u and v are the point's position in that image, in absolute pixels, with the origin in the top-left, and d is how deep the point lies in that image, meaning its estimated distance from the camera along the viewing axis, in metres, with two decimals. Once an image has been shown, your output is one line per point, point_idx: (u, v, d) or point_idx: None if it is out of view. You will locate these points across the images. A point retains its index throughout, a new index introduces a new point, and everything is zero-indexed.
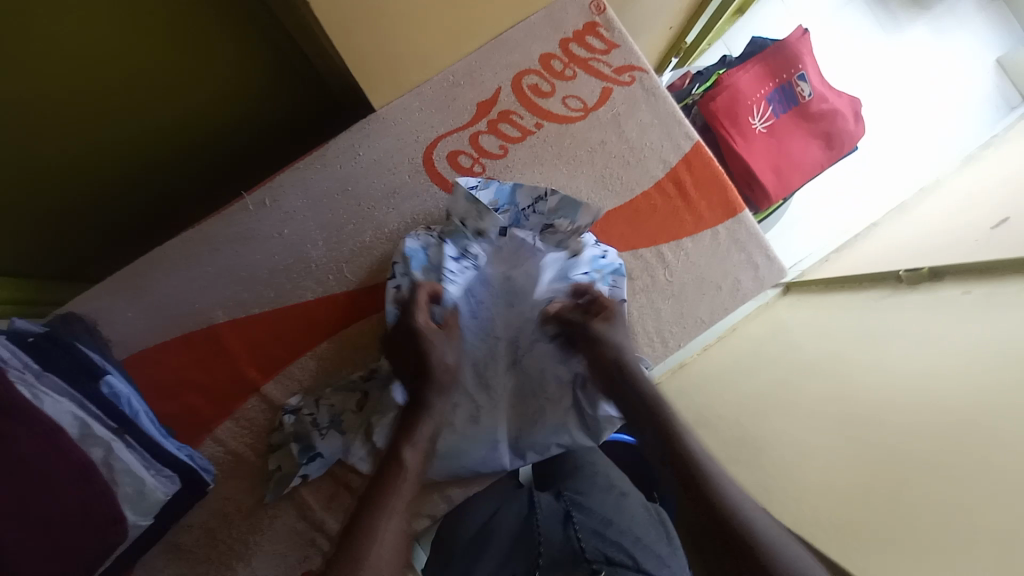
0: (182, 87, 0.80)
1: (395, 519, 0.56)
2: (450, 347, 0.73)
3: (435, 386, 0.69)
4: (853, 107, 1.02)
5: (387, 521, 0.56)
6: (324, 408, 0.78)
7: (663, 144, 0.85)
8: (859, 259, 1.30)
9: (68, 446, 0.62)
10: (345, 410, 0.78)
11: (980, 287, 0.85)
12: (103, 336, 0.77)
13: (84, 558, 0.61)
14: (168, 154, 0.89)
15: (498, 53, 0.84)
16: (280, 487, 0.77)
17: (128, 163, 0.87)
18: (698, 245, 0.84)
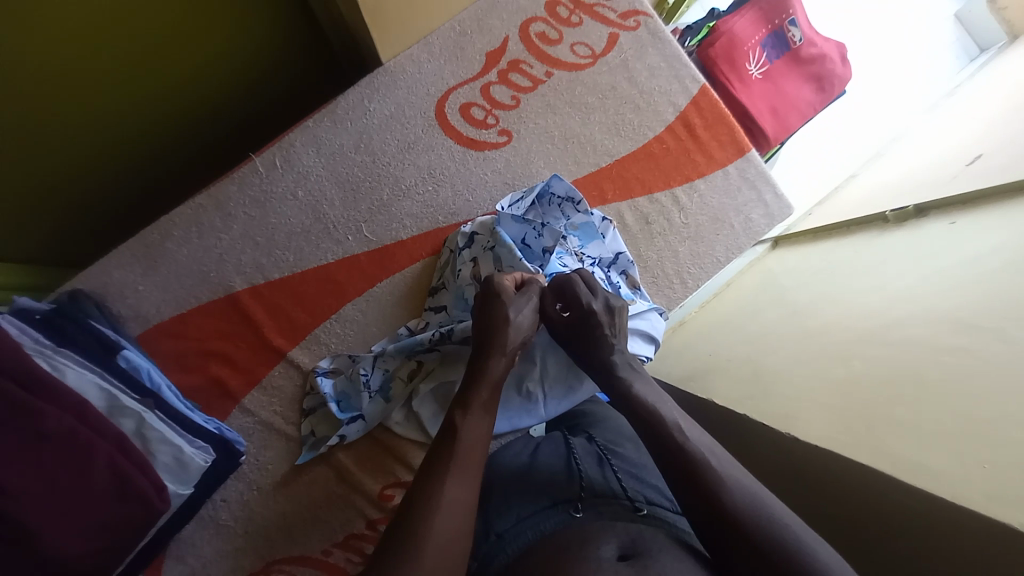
0: (181, 43, 0.84)
1: (455, 485, 0.54)
2: (523, 306, 0.67)
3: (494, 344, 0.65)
4: (840, 49, 1.06)
5: (447, 489, 0.53)
6: (378, 371, 0.76)
7: (671, 87, 0.88)
8: (844, 206, 1.35)
9: (96, 420, 0.59)
10: (396, 376, 0.76)
11: (965, 215, 0.90)
12: (114, 313, 0.76)
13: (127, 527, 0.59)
14: (159, 97, 0.89)
15: (505, 2, 0.86)
16: (315, 451, 0.76)
17: (114, 119, 0.87)
18: (709, 185, 0.87)
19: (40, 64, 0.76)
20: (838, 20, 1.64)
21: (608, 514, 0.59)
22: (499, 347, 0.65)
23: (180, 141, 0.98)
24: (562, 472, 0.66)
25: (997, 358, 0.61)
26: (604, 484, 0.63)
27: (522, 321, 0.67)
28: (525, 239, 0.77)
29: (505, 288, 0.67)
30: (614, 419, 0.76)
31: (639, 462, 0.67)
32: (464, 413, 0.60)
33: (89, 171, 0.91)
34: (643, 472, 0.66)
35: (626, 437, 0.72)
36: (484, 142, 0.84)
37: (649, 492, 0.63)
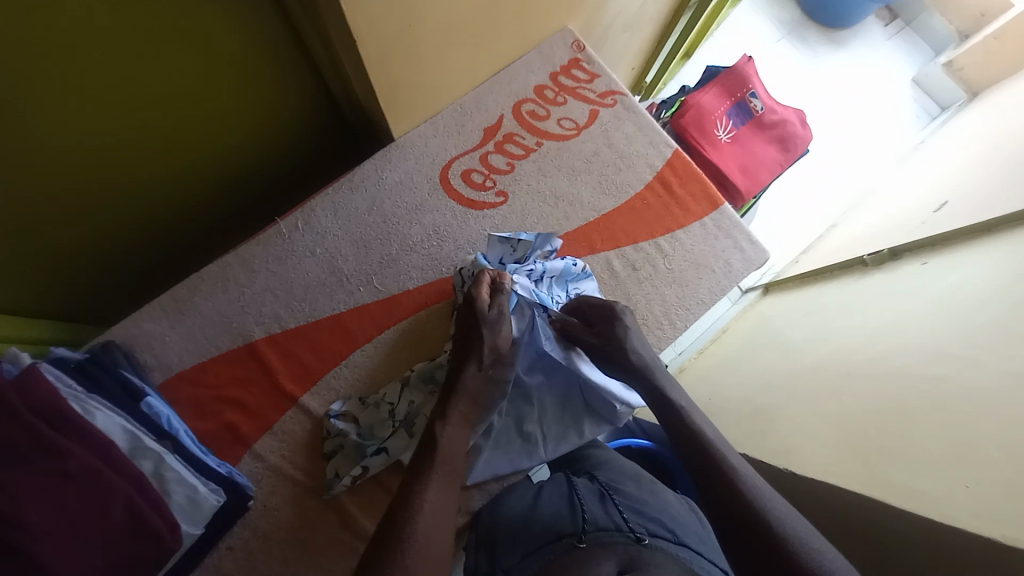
0: (215, 125, 0.89)
1: (434, 490, 0.58)
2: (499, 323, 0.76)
3: (472, 357, 0.74)
4: (799, 116, 1.19)
5: (428, 501, 0.57)
6: (403, 403, 0.80)
7: (648, 151, 1.00)
8: (827, 253, 1.43)
9: (120, 461, 0.64)
10: (420, 411, 0.79)
11: (934, 256, 0.97)
12: (140, 361, 0.81)
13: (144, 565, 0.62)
14: (184, 183, 0.95)
15: (500, 87, 1.00)
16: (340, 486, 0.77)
17: (148, 195, 0.92)
18: (689, 234, 0.96)
19: (86, 153, 0.78)
20: (805, 88, 1.81)
21: (610, 540, 0.60)
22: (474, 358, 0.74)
23: (202, 216, 1.04)
24: (565, 509, 0.66)
25: (971, 382, 0.65)
26: (606, 518, 0.63)
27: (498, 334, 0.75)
28: (502, 258, 0.86)
29: (480, 300, 0.77)
30: (614, 461, 0.78)
31: (641, 498, 0.68)
32: (443, 424, 0.66)
33: (122, 241, 0.96)
34: (645, 507, 0.66)
35: (626, 477, 0.73)
36: (483, 202, 0.94)
37: (651, 524, 0.63)
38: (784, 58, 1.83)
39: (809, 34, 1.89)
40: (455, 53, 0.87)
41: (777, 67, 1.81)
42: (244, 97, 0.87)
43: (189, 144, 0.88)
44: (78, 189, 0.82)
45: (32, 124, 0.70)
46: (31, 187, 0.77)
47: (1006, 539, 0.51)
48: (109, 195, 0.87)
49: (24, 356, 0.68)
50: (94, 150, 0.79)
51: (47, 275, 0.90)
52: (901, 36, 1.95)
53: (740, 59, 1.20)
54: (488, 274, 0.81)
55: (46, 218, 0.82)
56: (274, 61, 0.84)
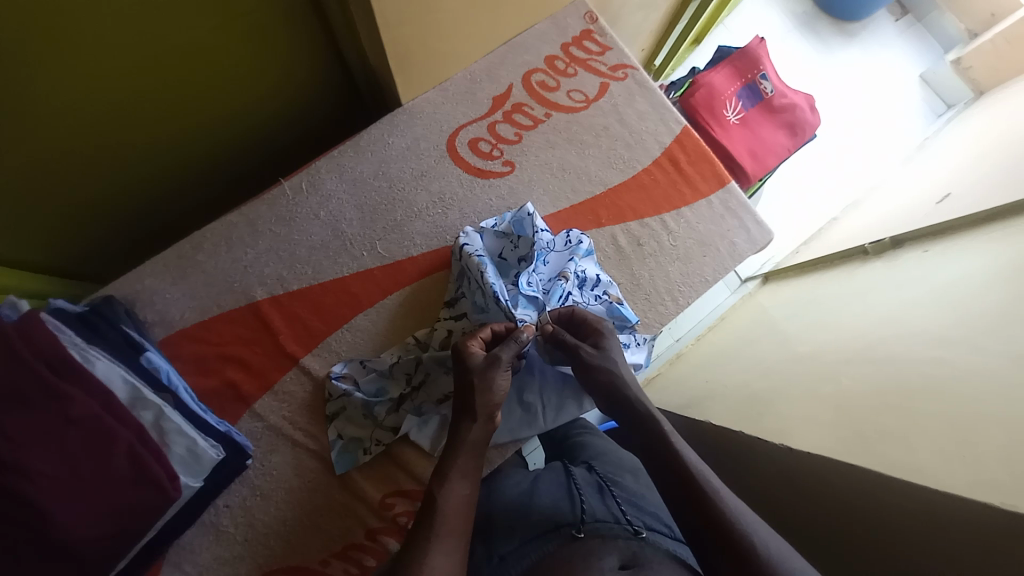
0: (224, 84, 0.86)
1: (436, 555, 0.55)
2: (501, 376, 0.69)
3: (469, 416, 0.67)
4: (809, 101, 1.19)
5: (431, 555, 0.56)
6: (420, 372, 0.79)
7: (657, 128, 0.99)
8: (828, 244, 1.43)
9: (121, 414, 0.62)
10: (434, 390, 0.79)
11: (936, 245, 0.98)
12: (141, 318, 0.80)
13: (139, 520, 0.61)
14: (186, 145, 0.92)
15: (511, 56, 0.99)
16: (347, 454, 0.78)
17: (152, 155, 0.89)
18: (695, 212, 0.95)
19: (89, 108, 0.76)
20: (813, 80, 1.80)
21: (609, 533, 0.62)
22: (472, 411, 0.67)
23: (203, 179, 1.01)
24: (564, 499, 0.68)
25: (977, 362, 0.64)
26: (605, 510, 0.66)
27: (494, 383, 0.68)
28: (501, 254, 0.85)
29: (475, 352, 0.70)
30: (613, 453, 0.80)
31: (638, 491, 0.71)
32: (441, 483, 0.63)
33: (122, 202, 0.94)
34: (641, 501, 0.69)
35: (624, 469, 0.76)
36: (490, 172, 0.93)
37: (648, 518, 0.66)
38: (794, 48, 1.82)
39: (819, 25, 1.87)
40: (468, 20, 0.85)
41: (787, 57, 1.80)
42: (256, 60, 0.85)
43: (196, 104, 0.86)
44: (80, 143, 0.80)
45: (33, 74, 0.68)
46: (34, 139, 0.75)
47: (1005, 506, 0.51)
48: (110, 152, 0.84)
49: (23, 304, 0.68)
50: (99, 102, 0.76)
51: (44, 232, 0.88)
52: (912, 31, 1.93)
53: (753, 40, 1.19)
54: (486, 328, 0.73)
55: (48, 171, 0.80)
56: (292, 21, 0.82)
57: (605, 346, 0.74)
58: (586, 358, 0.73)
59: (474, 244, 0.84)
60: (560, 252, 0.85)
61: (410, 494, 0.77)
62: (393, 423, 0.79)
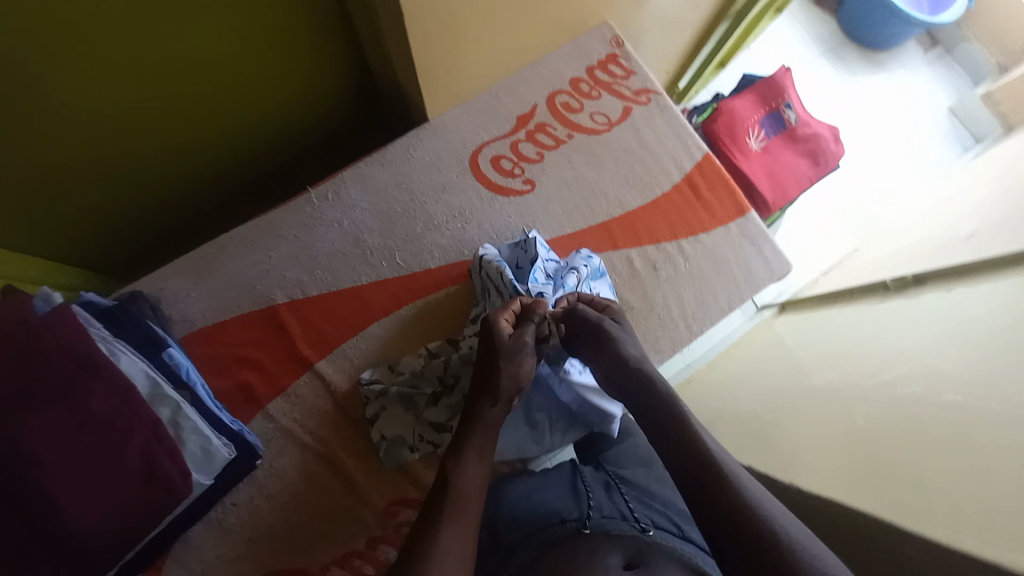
0: (255, 87, 0.88)
1: (450, 535, 0.55)
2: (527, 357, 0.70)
3: (491, 395, 0.67)
4: (833, 132, 1.18)
5: None
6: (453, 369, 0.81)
7: (678, 153, 0.99)
8: (847, 275, 1.41)
9: (139, 408, 0.63)
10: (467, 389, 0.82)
11: (960, 286, 0.95)
12: (165, 315, 0.82)
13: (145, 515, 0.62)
14: (217, 150, 0.95)
15: (536, 75, 0.99)
16: (388, 453, 0.79)
17: (183, 155, 0.92)
18: (713, 238, 0.95)
19: (126, 107, 0.79)
20: (839, 109, 1.79)
21: (616, 531, 0.62)
22: (494, 392, 0.67)
23: (232, 183, 1.04)
24: (570, 494, 0.68)
25: (995, 409, 0.62)
26: (612, 507, 0.66)
27: (517, 364, 0.69)
28: (516, 263, 0.85)
29: (502, 325, 0.70)
30: (625, 445, 0.79)
31: (647, 487, 0.70)
32: (456, 463, 0.62)
33: (152, 201, 0.96)
34: (651, 498, 0.69)
35: (633, 464, 0.75)
36: (510, 189, 0.94)
37: (658, 516, 0.65)
38: (820, 77, 1.81)
39: (845, 53, 1.85)
40: (493, 37, 0.86)
41: (814, 85, 1.79)
42: (286, 64, 0.87)
43: (228, 107, 0.88)
44: (116, 142, 0.83)
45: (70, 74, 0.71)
46: (73, 137, 0.78)
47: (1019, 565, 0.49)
48: (145, 152, 0.87)
49: (55, 295, 0.67)
50: (137, 100, 0.79)
51: (77, 227, 0.92)
52: (944, 63, 1.90)
53: (779, 70, 1.19)
54: (514, 300, 0.74)
55: (82, 169, 0.83)
56: (322, 21, 0.84)
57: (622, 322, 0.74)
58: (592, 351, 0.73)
59: (490, 254, 0.85)
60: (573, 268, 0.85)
61: (414, 503, 0.79)
62: (433, 419, 0.81)
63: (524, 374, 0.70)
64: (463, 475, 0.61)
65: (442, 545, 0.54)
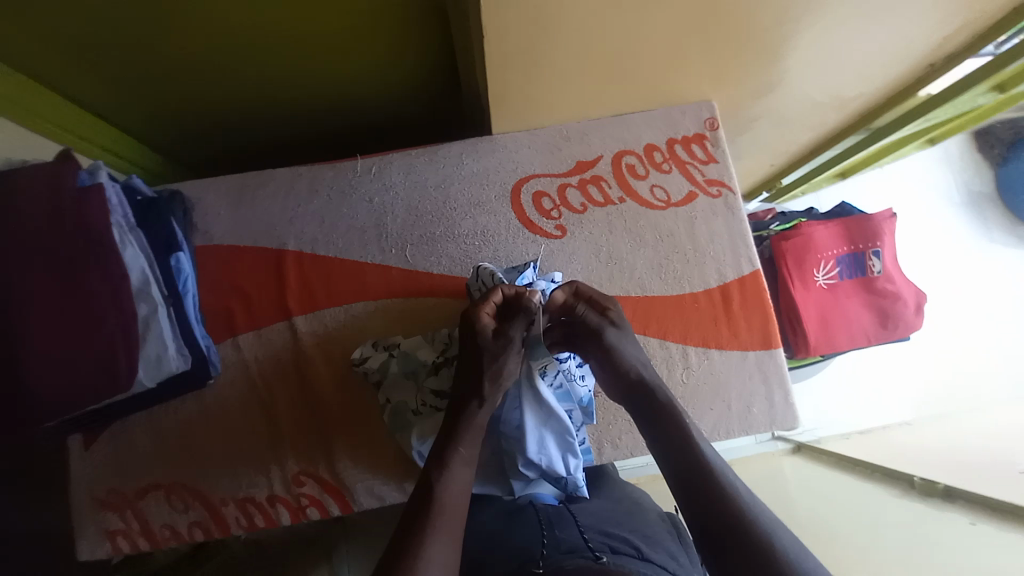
0: (345, 50, 0.88)
1: (436, 544, 0.54)
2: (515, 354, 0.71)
3: (476, 395, 0.68)
4: (919, 299, 1.03)
5: None
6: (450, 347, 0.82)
7: (726, 259, 0.91)
8: (880, 448, 1.26)
9: (121, 298, 0.68)
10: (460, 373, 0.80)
11: (988, 522, 0.84)
12: (192, 221, 0.89)
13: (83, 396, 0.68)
14: (295, 94, 0.98)
15: (614, 129, 0.95)
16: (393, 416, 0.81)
17: (261, 85, 0.94)
18: (724, 359, 0.89)
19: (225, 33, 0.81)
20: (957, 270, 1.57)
21: (566, 562, 0.59)
22: (480, 393, 0.69)
23: (302, 125, 1.08)
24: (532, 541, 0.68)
25: None
26: (570, 543, 0.64)
27: (503, 363, 0.70)
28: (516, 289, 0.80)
29: (485, 322, 0.69)
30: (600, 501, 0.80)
31: (611, 526, 0.69)
32: (441, 466, 0.62)
33: (221, 113, 1.01)
34: (612, 531, 0.68)
35: (603, 511, 0.75)
36: (539, 228, 0.92)
37: (614, 542, 0.64)
38: (949, 230, 1.60)
39: (992, 214, 1.57)
40: (581, 82, 0.82)
41: (934, 235, 1.60)
42: (382, 37, 0.86)
43: (314, 59, 0.90)
44: (207, 59, 0.86)
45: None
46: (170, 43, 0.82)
47: None
48: (228, 74, 0.90)
49: (101, 172, 0.74)
50: (236, 30, 0.81)
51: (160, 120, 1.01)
52: None
53: (884, 210, 1.05)
54: (499, 291, 0.71)
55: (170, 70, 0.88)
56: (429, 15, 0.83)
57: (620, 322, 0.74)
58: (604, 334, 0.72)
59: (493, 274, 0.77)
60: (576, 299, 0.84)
61: (321, 481, 0.84)
62: (434, 388, 0.80)
63: (508, 375, 0.71)
64: (447, 482, 0.60)
65: (428, 554, 0.53)
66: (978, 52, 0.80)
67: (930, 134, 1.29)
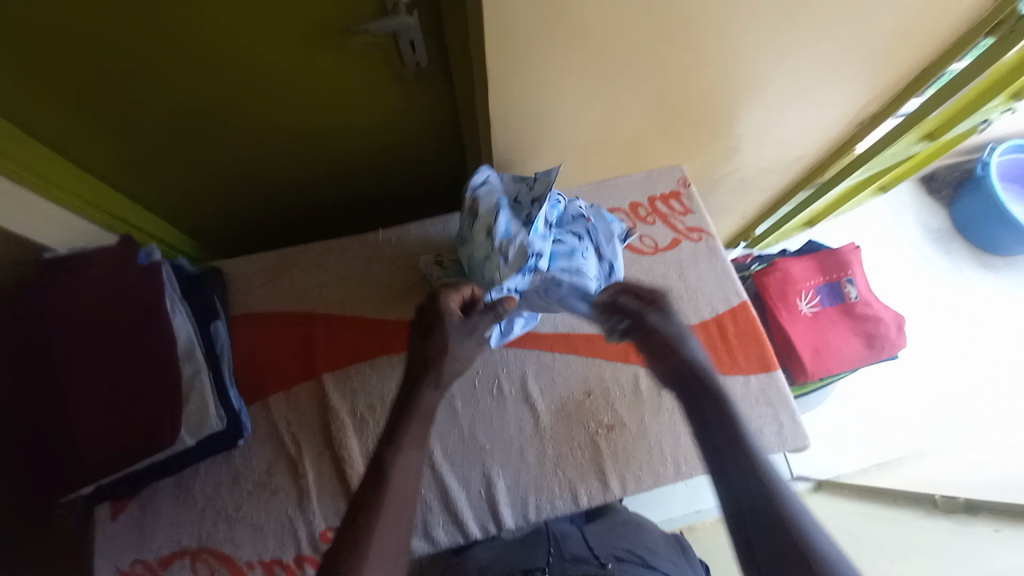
0: (366, 140, 0.96)
1: (383, 534, 0.56)
2: (467, 339, 0.77)
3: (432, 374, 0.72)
4: (898, 320, 1.12)
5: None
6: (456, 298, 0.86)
7: (715, 294, 1.01)
8: (903, 479, 1.25)
9: (172, 363, 0.75)
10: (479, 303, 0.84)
11: (1013, 529, 0.85)
12: (229, 294, 0.97)
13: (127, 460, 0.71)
14: (320, 190, 1.09)
15: (602, 191, 1.10)
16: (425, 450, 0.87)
17: (286, 172, 1.01)
18: (729, 386, 0.94)
19: (253, 131, 0.89)
20: (943, 298, 1.65)
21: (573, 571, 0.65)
22: (432, 378, 0.72)
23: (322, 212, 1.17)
24: (536, 559, 0.74)
25: None
26: (579, 558, 0.70)
27: (462, 345, 0.76)
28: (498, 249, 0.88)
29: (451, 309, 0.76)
30: (608, 524, 0.86)
31: (617, 542, 0.76)
32: (393, 451, 0.63)
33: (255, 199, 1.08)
34: (618, 546, 0.74)
35: (611, 533, 0.80)
36: None
37: (619, 555, 0.70)
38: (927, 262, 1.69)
39: (953, 247, 1.70)
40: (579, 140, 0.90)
41: (923, 268, 1.68)
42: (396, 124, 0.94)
43: (337, 147, 0.97)
44: (238, 153, 0.94)
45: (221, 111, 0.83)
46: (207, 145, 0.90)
47: None
48: (258, 164, 0.97)
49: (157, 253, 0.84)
50: (259, 129, 0.88)
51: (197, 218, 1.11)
52: None
53: (848, 245, 1.18)
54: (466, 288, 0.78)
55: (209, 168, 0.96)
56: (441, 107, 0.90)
57: (668, 310, 0.78)
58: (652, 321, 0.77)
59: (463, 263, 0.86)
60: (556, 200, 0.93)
61: None
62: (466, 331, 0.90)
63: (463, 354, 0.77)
64: (396, 464, 0.62)
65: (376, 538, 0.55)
66: (894, 113, 0.97)
67: (879, 181, 1.46)
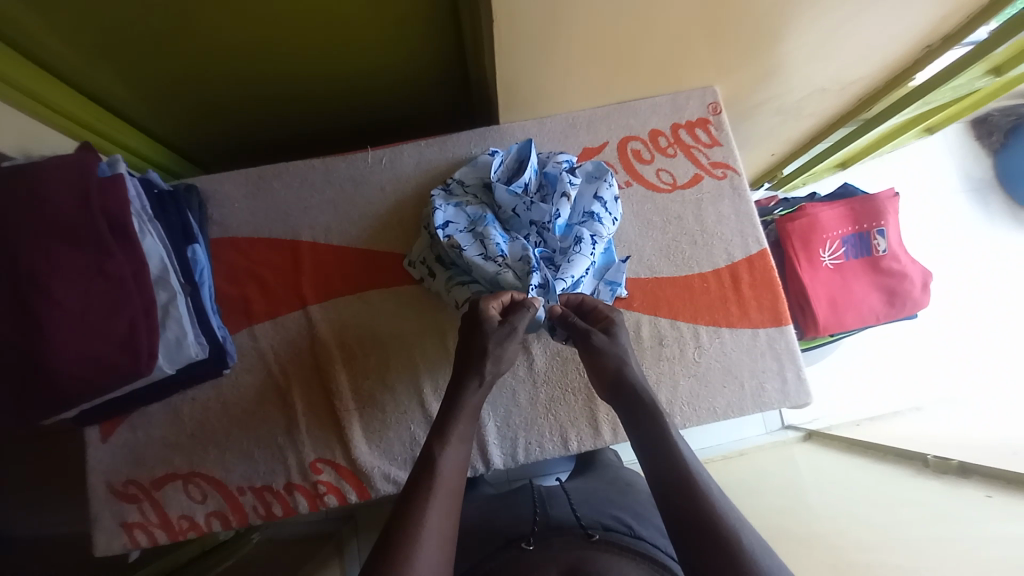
0: (350, 42, 0.84)
1: (435, 514, 0.52)
2: (511, 344, 0.70)
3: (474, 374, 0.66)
4: (925, 277, 1.04)
5: None
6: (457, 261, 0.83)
7: (734, 239, 0.93)
8: (893, 433, 1.26)
9: (145, 288, 0.69)
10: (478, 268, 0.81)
11: (1004, 494, 0.84)
12: (207, 214, 0.90)
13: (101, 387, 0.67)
14: (302, 105, 0.98)
15: (619, 115, 0.96)
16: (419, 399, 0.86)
17: (261, 79, 0.90)
18: (735, 339, 0.89)
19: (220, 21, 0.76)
20: (970, 255, 1.56)
21: (559, 539, 0.61)
22: (477, 372, 0.66)
23: (308, 128, 1.06)
24: (519, 519, 0.71)
25: None
26: (564, 522, 0.66)
27: (504, 350, 0.69)
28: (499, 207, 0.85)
29: (490, 314, 0.70)
30: (592, 484, 0.84)
31: (605, 506, 0.72)
32: (441, 444, 0.58)
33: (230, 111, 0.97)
34: (606, 511, 0.70)
35: (597, 496, 0.77)
36: None
37: (606, 521, 0.66)
38: (959, 214, 1.58)
39: (994, 199, 1.56)
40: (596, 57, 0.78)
41: (954, 221, 1.57)
42: (385, 24, 0.81)
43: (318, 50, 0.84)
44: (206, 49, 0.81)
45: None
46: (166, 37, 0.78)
47: None
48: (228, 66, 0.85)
49: (121, 164, 0.75)
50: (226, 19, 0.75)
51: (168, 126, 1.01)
52: None
53: (886, 191, 1.07)
54: (507, 293, 0.74)
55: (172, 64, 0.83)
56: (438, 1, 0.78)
57: (616, 333, 0.73)
58: (597, 340, 0.71)
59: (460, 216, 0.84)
60: (540, 161, 0.88)
61: (336, 467, 0.84)
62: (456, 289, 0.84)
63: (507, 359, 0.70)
64: (445, 457, 0.57)
65: (427, 521, 0.51)
66: (964, 40, 0.83)
67: (930, 120, 1.30)
